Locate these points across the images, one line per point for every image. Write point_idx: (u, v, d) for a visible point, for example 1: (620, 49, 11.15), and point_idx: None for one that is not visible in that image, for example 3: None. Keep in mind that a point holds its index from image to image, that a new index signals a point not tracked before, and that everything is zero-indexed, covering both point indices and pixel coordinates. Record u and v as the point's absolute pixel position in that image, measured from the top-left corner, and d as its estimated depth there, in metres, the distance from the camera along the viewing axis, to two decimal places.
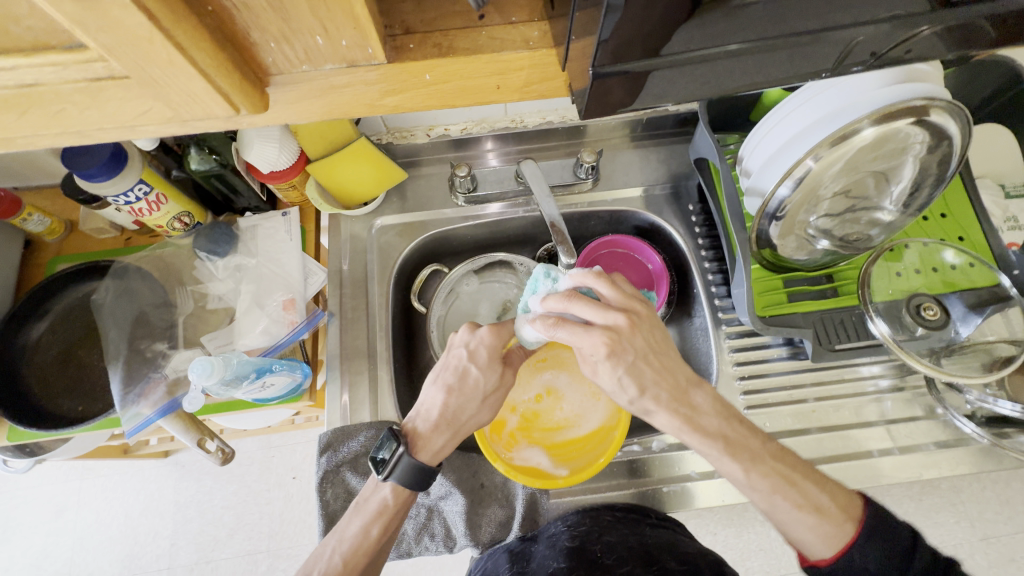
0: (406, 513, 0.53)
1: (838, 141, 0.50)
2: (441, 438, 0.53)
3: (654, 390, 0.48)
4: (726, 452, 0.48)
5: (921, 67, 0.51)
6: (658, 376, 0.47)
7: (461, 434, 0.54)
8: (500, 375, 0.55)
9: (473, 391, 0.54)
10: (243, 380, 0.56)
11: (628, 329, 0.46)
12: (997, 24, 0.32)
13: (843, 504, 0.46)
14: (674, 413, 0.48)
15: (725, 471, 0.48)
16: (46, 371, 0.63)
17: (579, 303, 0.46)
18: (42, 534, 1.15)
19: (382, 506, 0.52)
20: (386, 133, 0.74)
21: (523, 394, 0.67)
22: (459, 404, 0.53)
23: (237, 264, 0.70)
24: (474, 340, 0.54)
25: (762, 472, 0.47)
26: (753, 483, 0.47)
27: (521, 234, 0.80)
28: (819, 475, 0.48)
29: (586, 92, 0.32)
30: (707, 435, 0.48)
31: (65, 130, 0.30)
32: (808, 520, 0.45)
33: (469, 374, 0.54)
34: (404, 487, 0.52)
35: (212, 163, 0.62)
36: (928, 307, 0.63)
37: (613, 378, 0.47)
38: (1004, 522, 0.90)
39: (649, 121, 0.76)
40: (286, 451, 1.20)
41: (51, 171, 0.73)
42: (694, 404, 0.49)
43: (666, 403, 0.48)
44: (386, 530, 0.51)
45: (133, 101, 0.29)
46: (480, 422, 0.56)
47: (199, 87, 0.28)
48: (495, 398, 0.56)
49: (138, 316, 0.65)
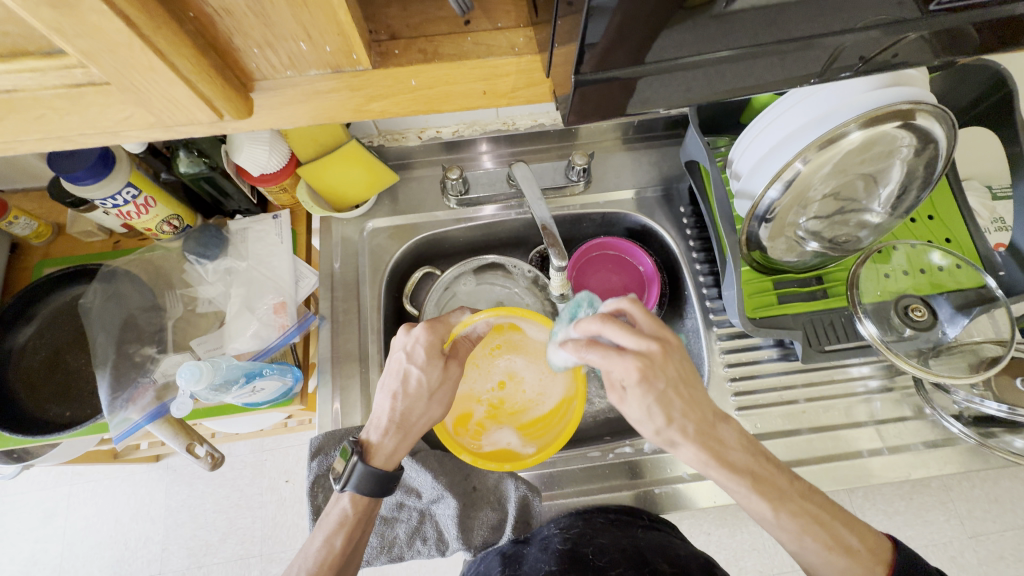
0: (368, 520, 0.54)
1: (826, 144, 0.51)
2: (391, 439, 0.53)
3: (683, 424, 0.47)
4: (753, 489, 0.47)
5: (908, 71, 0.52)
6: (688, 408, 0.46)
7: (416, 432, 0.55)
8: (443, 369, 0.55)
9: (416, 391, 0.53)
10: (232, 384, 0.56)
11: (661, 358, 0.44)
12: (976, 30, 0.33)
13: (873, 547, 0.46)
14: (701, 447, 0.47)
15: (751, 508, 0.48)
16: (33, 376, 0.62)
17: (613, 327, 0.45)
18: (30, 540, 1.13)
19: (343, 516, 0.52)
20: (377, 135, 0.74)
21: (483, 381, 0.64)
22: (407, 405, 0.53)
23: (227, 267, 0.69)
24: (409, 343, 0.53)
25: (790, 512, 0.47)
26: (782, 524, 0.47)
27: (514, 236, 0.80)
28: (846, 514, 0.48)
29: (571, 98, 0.32)
30: (734, 471, 0.47)
31: (46, 135, 0.30)
32: (840, 563, 0.45)
33: (410, 376, 0.53)
34: (363, 494, 0.52)
35: (201, 166, 0.62)
36: (915, 308, 0.64)
37: (642, 408, 0.45)
38: (993, 519, 0.91)
39: (640, 123, 0.76)
40: (279, 454, 1.20)
41: (37, 174, 0.72)
42: (720, 438, 0.48)
43: (694, 437, 0.47)
44: (350, 539, 0.51)
45: (115, 107, 0.28)
46: (430, 420, 0.55)
47: (181, 93, 0.27)
48: (444, 394, 0.55)
49: (126, 320, 0.65)
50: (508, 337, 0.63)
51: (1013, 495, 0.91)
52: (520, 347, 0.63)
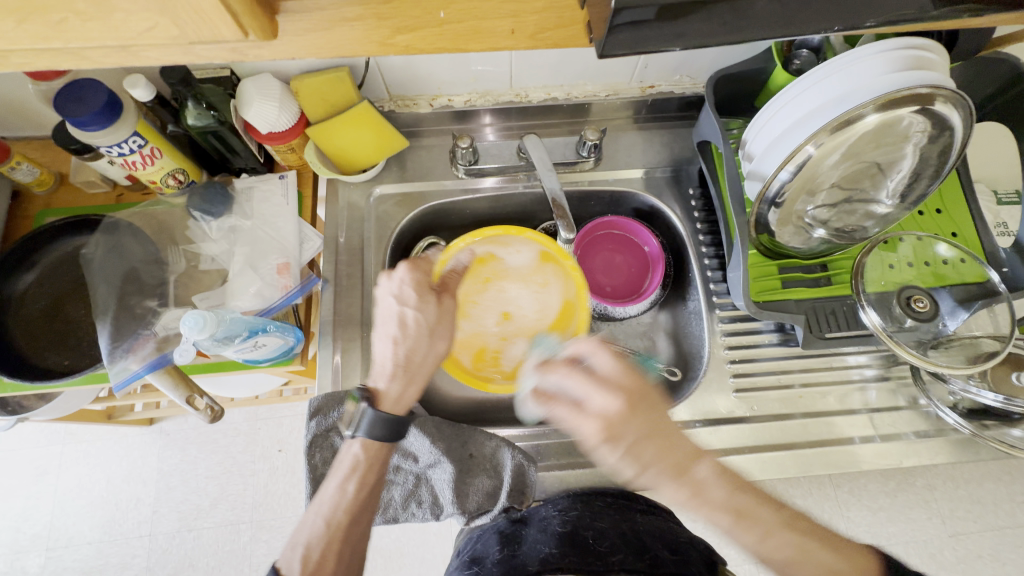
0: (381, 468, 0.53)
1: (841, 126, 0.51)
2: (398, 385, 0.53)
3: (655, 467, 0.44)
4: (736, 523, 0.44)
5: (929, 56, 0.52)
6: (658, 455, 0.44)
7: (424, 374, 0.54)
8: (437, 305, 0.56)
9: (423, 328, 0.54)
10: (235, 338, 0.55)
11: (623, 414, 0.44)
12: None
13: (856, 558, 0.44)
14: (682, 488, 0.44)
15: (737, 542, 0.45)
16: (33, 323, 0.62)
17: (575, 377, 0.46)
18: (21, 497, 1.14)
19: (355, 461, 0.52)
20: (388, 100, 0.73)
21: (486, 318, 0.68)
22: (409, 347, 0.53)
23: (232, 225, 0.69)
24: (395, 286, 0.55)
25: (775, 543, 0.44)
26: (770, 554, 0.44)
27: (521, 211, 0.80)
28: (829, 533, 0.46)
29: (606, 32, 0.31)
30: (714, 508, 0.44)
31: (65, 46, 0.29)
32: None
33: (407, 318, 0.54)
34: (374, 439, 0.52)
35: (209, 120, 0.61)
36: (918, 299, 0.64)
37: (616, 461, 0.44)
38: (973, 519, 0.92)
39: (653, 103, 0.76)
40: (273, 423, 1.20)
41: (42, 122, 0.71)
42: (697, 478, 0.45)
43: (672, 476, 0.44)
44: (362, 484, 0.51)
45: (138, 16, 0.28)
46: (436, 356, 0.55)
47: (207, 3, 0.26)
48: (446, 328, 0.56)
49: (128, 272, 0.64)
50: (493, 266, 0.68)
51: (995, 497, 0.92)
52: (507, 275, 0.68)
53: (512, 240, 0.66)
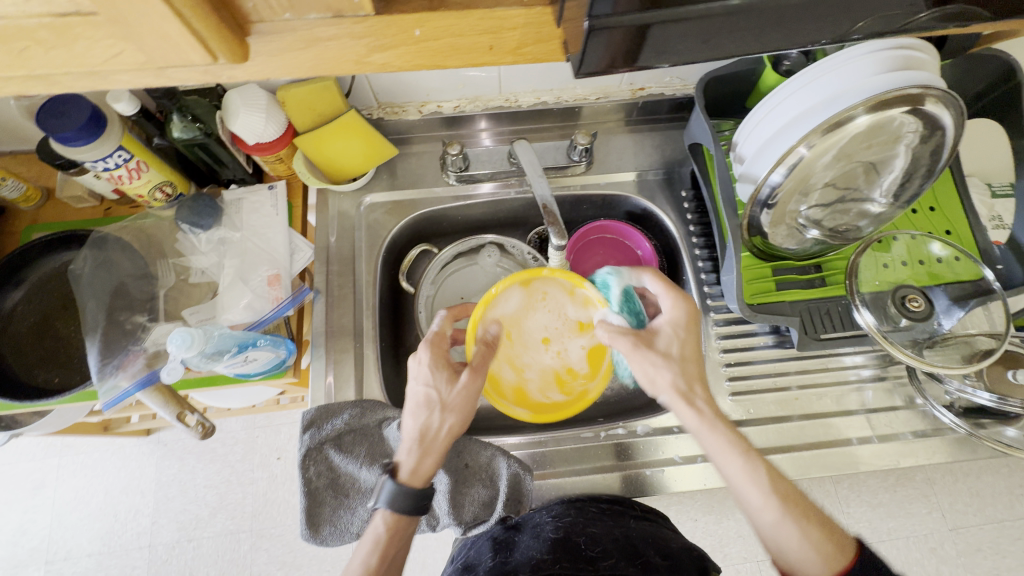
0: (404, 539, 0.50)
1: (832, 128, 0.50)
2: (415, 457, 0.51)
3: (682, 378, 0.50)
4: (746, 454, 0.46)
5: (917, 55, 0.51)
6: (688, 356, 0.52)
7: (442, 447, 0.52)
8: (455, 379, 0.55)
9: (438, 402, 0.53)
10: (225, 354, 0.55)
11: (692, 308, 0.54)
12: None
13: (835, 539, 0.43)
14: (700, 405, 0.49)
15: (725, 471, 0.47)
16: (21, 341, 0.61)
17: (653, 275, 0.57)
18: (19, 510, 1.13)
19: (376, 534, 0.49)
20: (377, 107, 0.73)
21: (536, 357, 0.64)
22: (426, 422, 0.52)
23: (221, 237, 0.68)
24: (415, 367, 0.55)
25: (778, 491, 0.44)
26: (759, 488, 0.45)
27: (513, 216, 0.79)
28: (817, 513, 0.44)
29: (581, 50, 0.31)
30: (726, 431, 0.48)
31: (30, 73, 0.28)
32: (812, 532, 0.43)
33: (427, 394, 0.54)
34: (396, 510, 0.50)
35: (196, 132, 0.61)
36: (913, 299, 0.63)
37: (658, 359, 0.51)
38: (973, 513, 0.92)
39: (643, 105, 0.76)
40: (271, 431, 1.19)
41: (26, 136, 0.70)
42: (709, 405, 0.49)
43: (692, 394, 0.50)
44: (382, 561, 0.48)
45: (104, 43, 0.27)
46: (452, 431, 0.53)
47: (173, 29, 0.26)
48: (465, 397, 0.54)
49: (117, 287, 0.63)
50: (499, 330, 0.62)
51: (994, 490, 0.92)
52: (519, 325, 0.63)
53: (497, 295, 0.60)
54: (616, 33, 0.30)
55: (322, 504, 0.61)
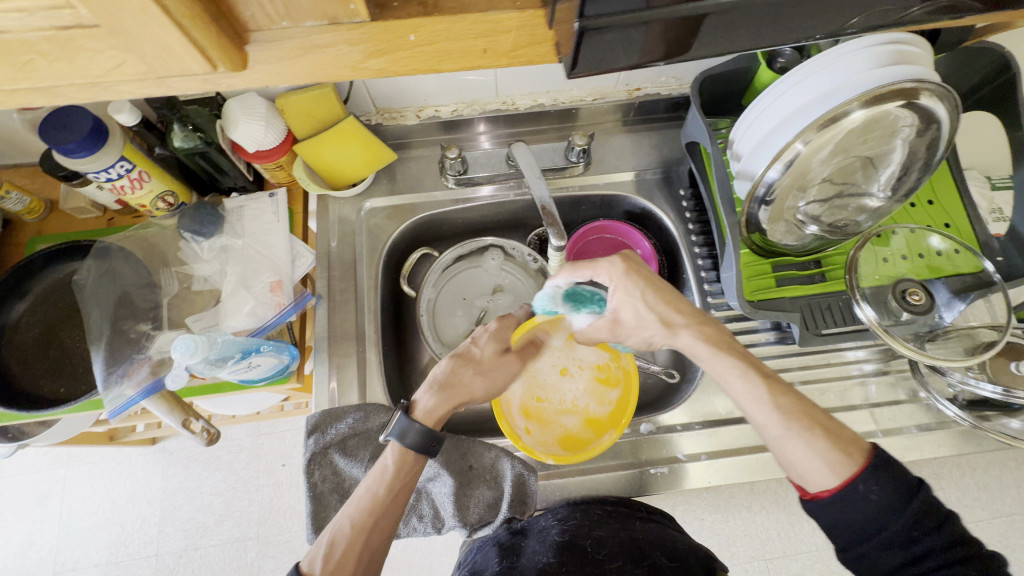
0: (409, 477, 0.52)
1: (827, 123, 0.50)
2: (432, 396, 0.55)
3: (673, 312, 0.54)
4: (744, 371, 0.49)
5: (910, 49, 0.52)
6: (664, 299, 0.54)
7: (460, 397, 0.57)
8: (498, 352, 0.61)
9: (477, 363, 0.59)
10: (228, 360, 0.56)
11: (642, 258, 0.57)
12: None
13: (846, 442, 0.43)
14: (698, 331, 0.53)
15: (733, 394, 0.49)
16: (27, 352, 0.61)
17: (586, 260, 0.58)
18: (26, 521, 1.14)
19: (383, 467, 0.51)
20: (375, 113, 0.73)
21: (572, 385, 0.66)
22: (455, 370, 0.58)
23: (223, 245, 0.69)
24: (479, 330, 0.63)
25: (776, 395, 0.46)
26: (763, 404, 0.46)
27: (513, 218, 0.79)
28: (828, 420, 0.45)
29: (572, 53, 0.32)
30: (724, 357, 0.50)
31: (33, 85, 0.29)
32: (817, 441, 0.43)
33: (470, 350, 0.60)
34: (406, 449, 0.52)
35: (196, 141, 0.61)
36: (913, 292, 0.63)
37: (637, 304, 0.54)
38: (981, 506, 0.91)
39: (640, 105, 0.76)
40: (276, 438, 1.20)
41: (29, 149, 0.71)
42: (705, 335, 0.52)
43: (690, 322, 0.53)
44: (389, 492, 0.50)
45: (104, 54, 0.27)
46: (478, 391, 0.58)
47: (171, 38, 0.26)
48: (498, 369, 0.60)
49: (121, 297, 0.64)
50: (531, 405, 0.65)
51: (1002, 484, 0.92)
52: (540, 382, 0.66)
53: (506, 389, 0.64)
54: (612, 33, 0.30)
55: (327, 508, 0.60)
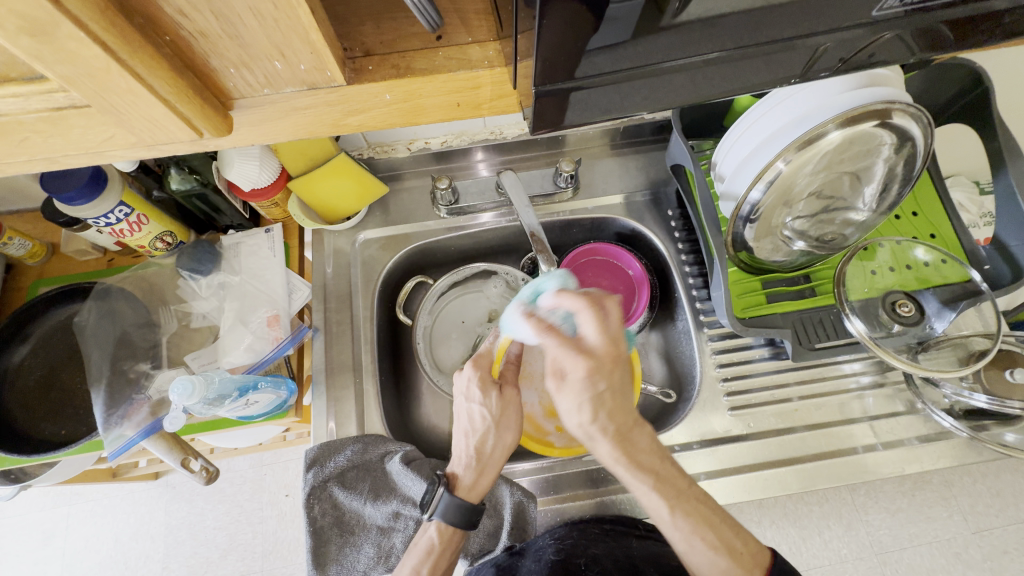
0: (454, 553, 0.55)
1: (805, 145, 0.51)
2: (472, 473, 0.57)
3: (604, 424, 0.48)
4: (654, 488, 0.49)
5: (882, 71, 0.53)
6: (611, 413, 0.48)
7: (495, 464, 0.58)
8: (500, 397, 0.59)
9: (492, 424, 0.59)
10: (226, 398, 0.56)
11: (608, 361, 0.47)
12: (952, 29, 0.33)
13: (753, 552, 0.48)
14: (616, 446, 0.48)
15: (649, 506, 0.49)
16: (28, 396, 0.62)
17: (587, 314, 0.47)
18: (29, 562, 1.13)
19: (430, 544, 0.54)
20: (367, 147, 0.75)
21: None
22: (479, 439, 0.58)
23: (220, 282, 0.70)
24: (464, 384, 0.59)
25: (684, 512, 0.48)
26: (675, 523, 0.48)
27: (506, 243, 0.81)
28: (736, 521, 0.50)
29: (532, 107, 0.32)
30: (639, 469, 0.49)
31: (31, 157, 0.30)
32: (720, 562, 0.46)
33: (475, 414, 0.59)
34: (450, 523, 0.55)
35: (193, 183, 0.63)
36: (903, 304, 0.64)
37: (573, 404, 0.47)
38: (995, 514, 0.86)
39: (626, 129, 0.78)
40: (279, 468, 1.19)
41: (32, 196, 0.73)
42: (633, 442, 0.49)
43: (611, 435, 0.48)
44: (436, 570, 0.53)
45: (96, 129, 0.29)
46: (506, 447, 0.59)
47: (159, 113, 0.28)
48: (509, 419, 0.60)
49: (120, 337, 0.65)
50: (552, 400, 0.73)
51: None
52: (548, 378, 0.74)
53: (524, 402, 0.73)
54: (577, 91, 0.31)
55: (328, 542, 0.60)
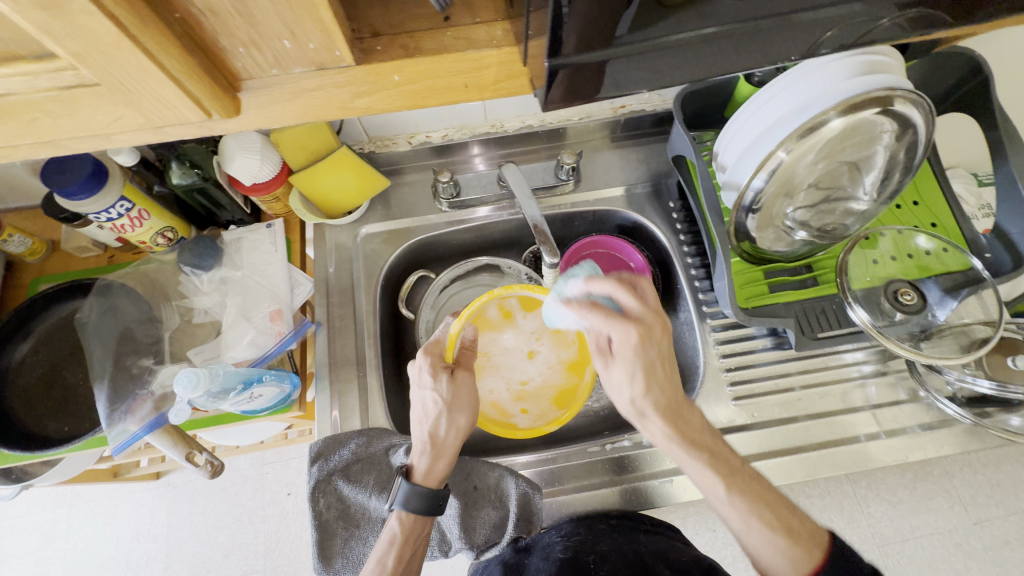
0: (419, 540, 0.55)
1: (806, 133, 0.51)
2: (427, 459, 0.55)
3: (657, 397, 0.50)
4: (708, 465, 0.49)
5: (883, 58, 0.53)
6: (662, 385, 0.50)
7: (451, 448, 0.55)
8: (453, 380, 0.56)
9: (445, 409, 0.55)
10: (230, 391, 0.56)
11: (657, 331, 0.50)
12: (954, 6, 0.33)
13: (810, 531, 0.47)
14: (667, 421, 0.50)
15: (704, 486, 0.50)
16: (31, 392, 0.62)
17: (625, 291, 0.50)
18: (30, 564, 1.12)
19: (393, 534, 0.53)
20: (367, 142, 0.75)
21: (540, 355, 0.69)
22: (431, 424, 0.55)
23: (222, 277, 0.70)
24: (415, 372, 0.57)
25: (741, 491, 0.48)
26: (732, 502, 0.48)
27: (507, 237, 0.81)
28: (789, 501, 0.49)
29: (546, 85, 0.32)
30: (692, 444, 0.50)
31: (39, 139, 0.30)
32: (779, 541, 0.46)
33: (427, 399, 0.55)
34: (411, 511, 0.54)
35: (194, 177, 0.63)
36: (904, 292, 0.64)
37: (624, 376, 0.50)
38: (997, 504, 0.87)
39: (626, 121, 0.78)
40: (281, 466, 1.19)
41: (32, 192, 0.73)
42: (683, 419, 0.51)
43: (662, 410, 0.50)
44: (401, 558, 0.52)
45: (106, 109, 0.29)
46: (459, 431, 0.55)
47: (170, 92, 0.28)
48: (462, 401, 0.56)
49: (123, 332, 0.65)
50: (518, 389, 0.68)
51: None
52: (506, 368, 0.68)
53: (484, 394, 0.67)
54: (581, 70, 0.31)
55: (334, 535, 0.60)
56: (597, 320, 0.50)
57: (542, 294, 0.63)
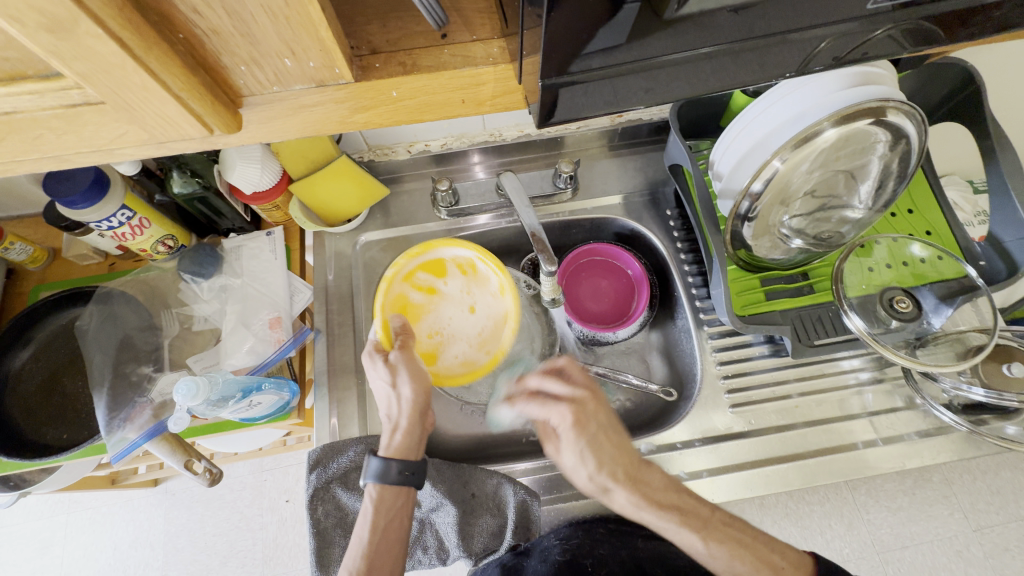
0: (394, 512, 0.56)
1: (800, 143, 0.52)
2: (388, 436, 0.57)
3: (613, 467, 0.51)
4: (681, 523, 0.50)
5: (874, 70, 0.54)
6: (614, 457, 0.52)
7: (407, 420, 0.57)
8: (393, 362, 0.57)
9: (390, 387, 0.57)
10: (229, 399, 0.56)
11: (592, 406, 0.53)
12: (941, 24, 0.33)
13: (794, 561, 0.49)
14: (630, 489, 0.51)
15: (683, 543, 0.50)
16: (30, 400, 0.62)
17: (553, 379, 0.54)
18: (27, 571, 1.12)
19: (368, 508, 0.55)
20: (367, 150, 0.76)
21: (478, 304, 0.67)
22: (385, 406, 0.58)
23: (222, 284, 0.70)
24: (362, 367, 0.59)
25: (717, 539, 0.49)
26: (714, 553, 0.49)
27: (505, 244, 0.81)
28: (772, 537, 0.51)
29: (539, 102, 0.33)
30: (660, 506, 0.51)
31: (44, 154, 0.31)
32: None
33: (376, 386, 0.58)
34: (380, 485, 0.55)
35: (195, 186, 0.64)
36: (900, 299, 0.65)
37: (576, 458, 0.51)
38: (996, 511, 0.87)
39: (623, 130, 0.79)
40: (279, 473, 1.19)
41: (33, 200, 0.73)
42: (645, 481, 0.52)
43: (621, 480, 0.51)
44: (376, 531, 0.54)
45: (110, 126, 0.29)
46: (409, 403, 0.56)
47: (173, 109, 0.28)
48: (409, 376, 0.57)
49: (122, 340, 0.65)
50: (481, 342, 0.66)
51: None
52: (461, 332, 0.67)
53: (456, 365, 0.65)
54: (577, 86, 0.32)
55: (331, 544, 0.60)
56: (535, 410, 0.52)
57: (433, 248, 0.65)
